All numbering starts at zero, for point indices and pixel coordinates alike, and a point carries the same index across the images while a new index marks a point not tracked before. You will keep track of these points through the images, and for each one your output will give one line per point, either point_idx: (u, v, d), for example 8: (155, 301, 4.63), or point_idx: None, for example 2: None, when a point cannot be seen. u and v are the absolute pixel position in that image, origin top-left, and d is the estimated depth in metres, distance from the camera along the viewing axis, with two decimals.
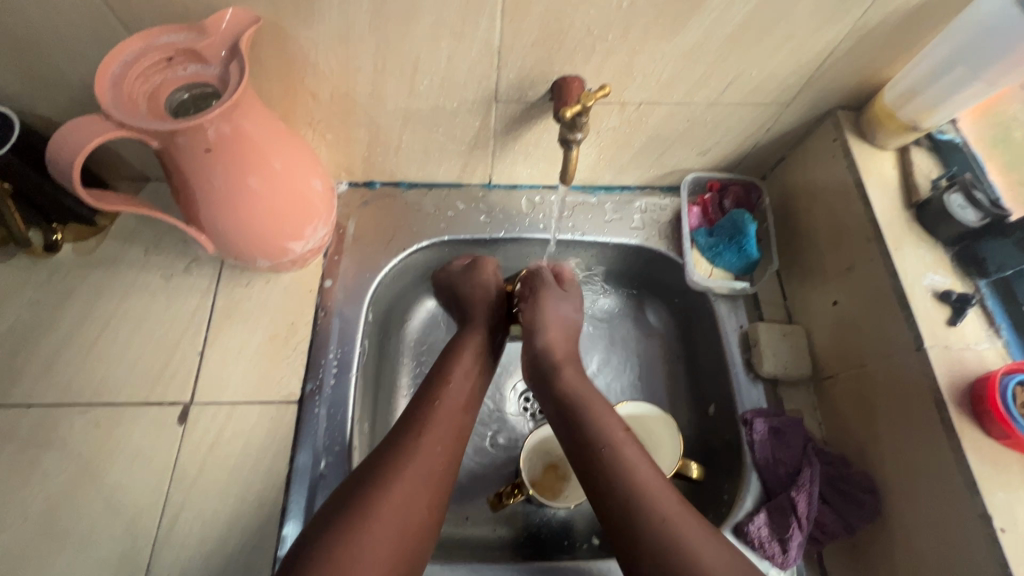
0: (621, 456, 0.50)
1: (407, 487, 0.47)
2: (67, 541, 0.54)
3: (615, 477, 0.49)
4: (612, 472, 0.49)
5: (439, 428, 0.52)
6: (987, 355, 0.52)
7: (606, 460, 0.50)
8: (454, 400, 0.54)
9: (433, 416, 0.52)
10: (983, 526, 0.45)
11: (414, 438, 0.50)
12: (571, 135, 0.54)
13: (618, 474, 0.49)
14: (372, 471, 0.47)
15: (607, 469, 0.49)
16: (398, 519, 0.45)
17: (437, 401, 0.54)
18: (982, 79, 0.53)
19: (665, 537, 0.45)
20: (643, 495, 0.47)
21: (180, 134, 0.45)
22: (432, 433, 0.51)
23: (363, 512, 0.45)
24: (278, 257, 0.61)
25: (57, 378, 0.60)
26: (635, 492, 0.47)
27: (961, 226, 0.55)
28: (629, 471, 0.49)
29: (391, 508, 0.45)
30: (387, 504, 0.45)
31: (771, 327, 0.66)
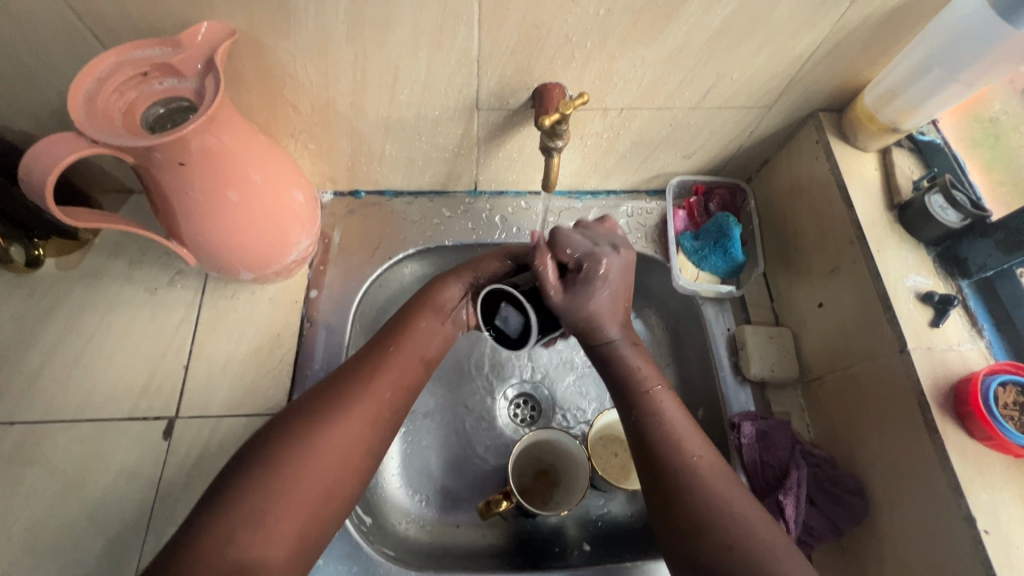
0: (688, 450, 0.47)
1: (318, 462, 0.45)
2: (52, 559, 0.53)
3: (666, 443, 0.48)
4: (671, 439, 0.48)
5: (370, 404, 0.48)
6: (970, 356, 0.52)
7: (674, 433, 0.48)
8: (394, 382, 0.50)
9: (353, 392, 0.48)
10: (968, 528, 0.45)
11: (334, 415, 0.46)
12: (552, 143, 0.54)
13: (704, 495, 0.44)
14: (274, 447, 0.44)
15: (666, 445, 0.47)
16: (306, 497, 0.43)
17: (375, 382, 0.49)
18: (960, 81, 0.53)
19: (737, 524, 0.43)
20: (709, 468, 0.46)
21: (156, 149, 0.44)
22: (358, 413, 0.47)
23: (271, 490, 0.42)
24: (261, 269, 0.61)
25: (40, 394, 0.60)
26: (693, 469, 0.46)
27: (943, 228, 0.55)
28: (691, 444, 0.48)
29: (297, 493, 0.43)
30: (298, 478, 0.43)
31: (757, 329, 0.66)
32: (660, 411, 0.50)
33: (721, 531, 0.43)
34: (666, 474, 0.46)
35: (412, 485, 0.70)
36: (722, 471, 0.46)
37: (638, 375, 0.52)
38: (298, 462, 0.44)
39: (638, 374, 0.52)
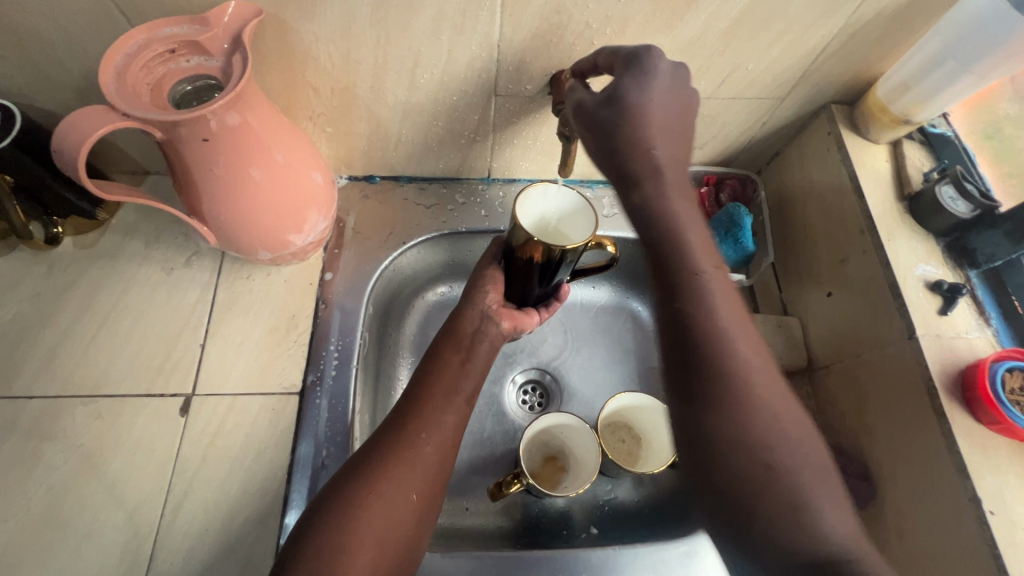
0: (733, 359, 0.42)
1: (377, 518, 0.45)
2: (70, 531, 0.54)
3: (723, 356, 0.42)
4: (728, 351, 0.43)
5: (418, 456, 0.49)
6: (978, 344, 0.53)
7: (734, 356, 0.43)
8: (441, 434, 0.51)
9: (404, 438, 0.49)
10: (973, 509, 0.46)
11: (379, 466, 0.47)
12: (569, 130, 0.56)
13: (736, 408, 0.41)
14: (358, 477, 0.47)
15: (704, 339, 0.42)
16: (388, 518, 0.45)
17: (422, 434, 0.50)
18: (973, 72, 0.54)
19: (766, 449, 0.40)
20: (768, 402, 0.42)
21: (182, 124, 0.45)
22: (405, 466, 0.48)
23: (352, 507, 0.45)
24: (279, 250, 0.62)
25: (59, 369, 0.60)
26: (733, 371, 0.42)
27: (953, 218, 0.56)
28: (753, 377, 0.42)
29: (373, 513, 0.45)
30: (374, 500, 0.45)
31: (766, 318, 0.67)
32: (705, 292, 0.44)
33: (755, 458, 0.40)
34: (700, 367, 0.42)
35: None
36: (768, 395, 0.42)
37: (678, 216, 0.45)
38: (379, 487, 0.46)
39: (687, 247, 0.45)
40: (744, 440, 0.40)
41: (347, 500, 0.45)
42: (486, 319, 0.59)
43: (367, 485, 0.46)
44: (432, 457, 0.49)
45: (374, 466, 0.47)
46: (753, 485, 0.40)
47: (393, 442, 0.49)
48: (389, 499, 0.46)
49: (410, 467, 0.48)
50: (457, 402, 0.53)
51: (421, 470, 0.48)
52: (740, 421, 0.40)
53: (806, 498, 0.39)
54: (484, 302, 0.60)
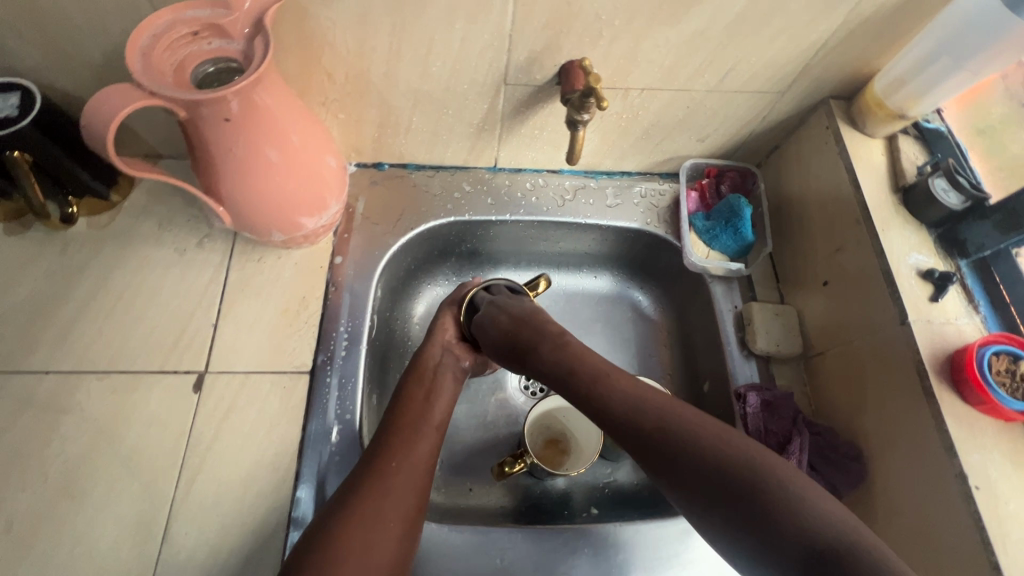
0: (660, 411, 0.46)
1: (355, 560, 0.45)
2: (85, 502, 0.55)
3: (650, 408, 0.46)
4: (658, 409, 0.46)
5: (393, 487, 0.49)
6: (966, 329, 0.55)
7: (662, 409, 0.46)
8: (412, 462, 0.52)
9: (382, 466, 0.50)
10: (959, 484, 0.48)
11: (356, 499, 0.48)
12: (579, 116, 0.56)
13: (697, 450, 0.43)
14: (336, 512, 0.47)
15: (631, 414, 0.46)
16: (367, 555, 0.46)
17: (393, 463, 0.51)
18: (966, 68, 0.56)
19: (746, 471, 0.41)
20: (705, 438, 0.43)
21: (204, 105, 0.46)
22: (380, 498, 0.48)
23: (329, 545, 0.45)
24: (291, 232, 0.63)
25: (75, 345, 0.62)
26: (679, 432, 0.44)
27: (945, 209, 0.58)
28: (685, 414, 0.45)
29: (350, 549, 0.45)
30: (351, 532, 0.46)
31: (764, 306, 0.69)
32: (616, 383, 0.49)
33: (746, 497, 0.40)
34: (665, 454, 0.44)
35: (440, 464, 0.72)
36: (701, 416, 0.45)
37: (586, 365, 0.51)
38: (354, 522, 0.46)
39: (591, 364, 0.51)
40: (721, 476, 0.41)
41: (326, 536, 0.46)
42: (447, 352, 0.64)
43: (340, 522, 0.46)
44: (405, 484, 0.50)
45: (352, 497, 0.48)
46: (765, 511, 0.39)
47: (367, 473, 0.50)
48: (366, 530, 0.46)
49: (387, 499, 0.48)
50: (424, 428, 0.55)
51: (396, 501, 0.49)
52: (663, 423, 0.45)
53: (785, 487, 0.39)
54: (444, 337, 0.64)
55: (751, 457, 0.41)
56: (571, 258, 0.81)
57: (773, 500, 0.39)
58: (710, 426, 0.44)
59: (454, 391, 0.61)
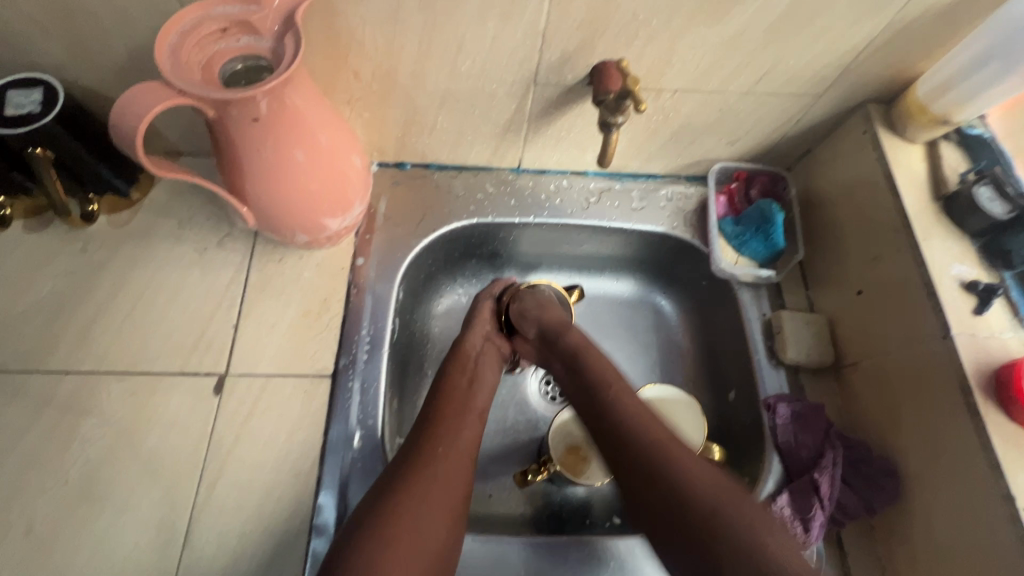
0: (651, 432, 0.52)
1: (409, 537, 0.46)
2: (105, 506, 0.54)
3: (655, 467, 0.49)
4: (655, 457, 0.49)
5: (441, 468, 0.50)
6: (1012, 344, 0.53)
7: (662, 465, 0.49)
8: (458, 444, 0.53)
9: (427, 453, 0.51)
10: (1006, 506, 0.46)
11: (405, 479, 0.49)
12: (613, 118, 0.54)
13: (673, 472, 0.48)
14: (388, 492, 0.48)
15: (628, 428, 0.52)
16: (420, 534, 0.46)
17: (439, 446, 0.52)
18: (1017, 73, 0.53)
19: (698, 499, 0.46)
20: (693, 467, 0.48)
21: (233, 104, 0.45)
22: (428, 477, 0.49)
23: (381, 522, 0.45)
24: (315, 233, 0.62)
25: (95, 345, 0.61)
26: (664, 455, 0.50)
27: (990, 219, 0.56)
28: (675, 466, 0.49)
29: (403, 530, 0.46)
30: (401, 513, 0.46)
31: (794, 315, 0.67)
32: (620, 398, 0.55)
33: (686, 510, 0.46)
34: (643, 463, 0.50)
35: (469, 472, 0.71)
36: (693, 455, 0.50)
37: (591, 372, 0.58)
38: (404, 502, 0.47)
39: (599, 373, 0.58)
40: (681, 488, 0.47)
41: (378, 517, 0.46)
42: (486, 342, 0.65)
43: (390, 505, 0.47)
44: (452, 470, 0.51)
45: (401, 481, 0.48)
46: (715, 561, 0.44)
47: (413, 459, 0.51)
48: (417, 512, 0.47)
49: (435, 479, 0.49)
50: (465, 413, 0.57)
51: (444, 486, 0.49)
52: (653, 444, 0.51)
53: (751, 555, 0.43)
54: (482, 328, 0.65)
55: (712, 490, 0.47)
56: (593, 261, 0.80)
57: (725, 532, 0.44)
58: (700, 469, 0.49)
59: (496, 380, 0.63)
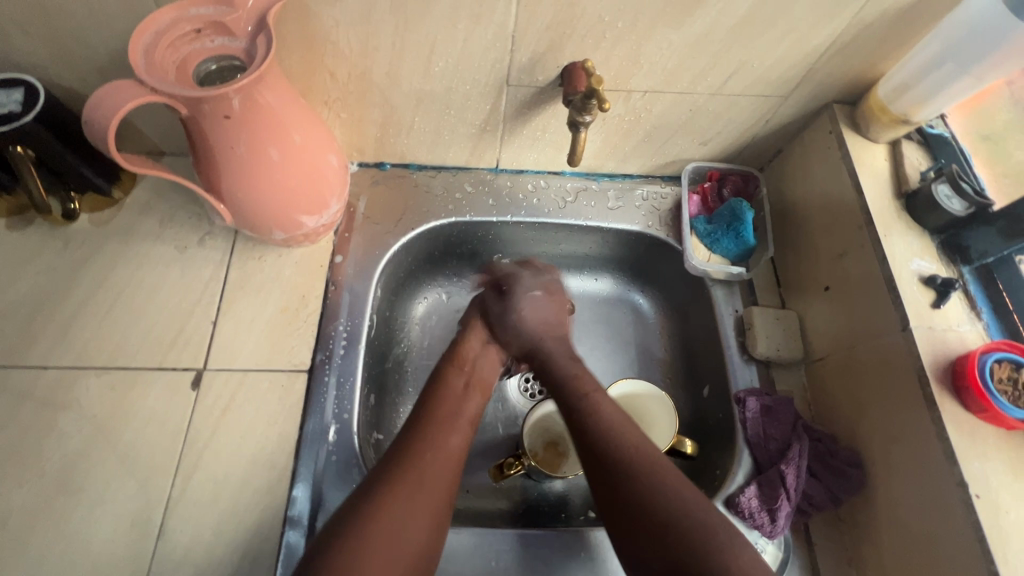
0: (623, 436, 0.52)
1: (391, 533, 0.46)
2: (82, 499, 0.55)
3: (631, 467, 0.49)
4: (633, 477, 0.49)
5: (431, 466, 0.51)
6: (968, 336, 0.54)
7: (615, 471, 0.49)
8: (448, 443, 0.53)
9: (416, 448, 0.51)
10: (960, 492, 0.48)
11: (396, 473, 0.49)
12: (580, 117, 0.56)
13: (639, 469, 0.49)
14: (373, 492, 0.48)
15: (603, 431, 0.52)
16: (405, 529, 0.47)
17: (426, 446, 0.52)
18: (971, 73, 0.55)
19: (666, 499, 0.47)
20: (666, 482, 0.48)
21: (206, 102, 0.46)
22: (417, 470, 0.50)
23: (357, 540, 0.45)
24: (292, 230, 0.63)
25: (74, 341, 0.62)
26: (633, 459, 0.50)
27: (948, 215, 0.57)
28: (634, 484, 0.48)
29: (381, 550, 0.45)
30: (380, 529, 0.46)
31: (765, 311, 0.69)
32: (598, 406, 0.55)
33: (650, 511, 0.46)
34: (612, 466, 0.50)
35: None
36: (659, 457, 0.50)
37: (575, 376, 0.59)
38: (389, 502, 0.47)
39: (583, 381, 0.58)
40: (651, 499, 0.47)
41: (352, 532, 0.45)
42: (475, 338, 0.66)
43: (376, 510, 0.46)
44: (441, 470, 0.51)
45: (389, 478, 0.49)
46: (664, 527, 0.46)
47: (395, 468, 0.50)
48: (397, 527, 0.46)
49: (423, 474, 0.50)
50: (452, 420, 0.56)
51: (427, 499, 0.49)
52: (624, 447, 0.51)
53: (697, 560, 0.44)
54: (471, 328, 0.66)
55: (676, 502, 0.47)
56: (571, 260, 0.81)
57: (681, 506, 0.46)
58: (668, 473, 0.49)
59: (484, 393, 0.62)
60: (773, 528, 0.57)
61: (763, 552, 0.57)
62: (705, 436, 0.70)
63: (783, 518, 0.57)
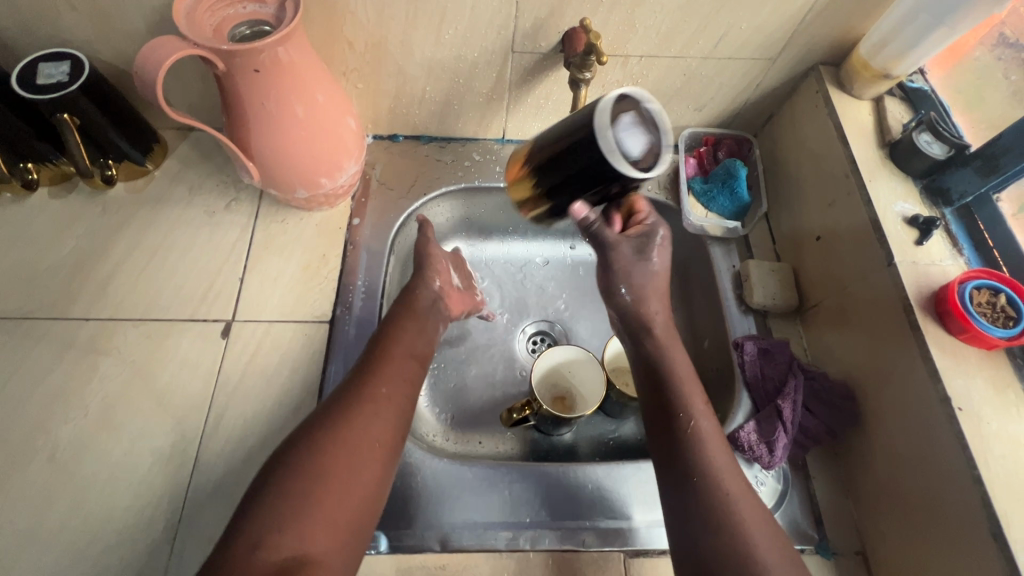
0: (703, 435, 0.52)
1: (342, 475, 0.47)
2: (122, 434, 0.59)
3: (694, 456, 0.50)
4: (701, 476, 0.49)
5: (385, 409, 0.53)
6: (951, 270, 0.58)
7: (698, 472, 0.49)
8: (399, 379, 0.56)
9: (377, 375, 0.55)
10: (944, 407, 0.51)
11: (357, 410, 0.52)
12: (580, 74, 0.60)
13: (699, 454, 0.50)
14: (327, 429, 0.50)
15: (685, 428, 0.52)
16: (352, 467, 0.48)
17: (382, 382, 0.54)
18: (944, 26, 0.59)
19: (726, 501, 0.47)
20: (719, 472, 0.49)
21: (240, 56, 0.51)
22: (375, 411, 0.52)
23: (315, 475, 0.46)
24: (314, 189, 0.67)
25: (114, 295, 0.66)
26: (703, 458, 0.50)
27: (929, 159, 0.61)
28: (717, 487, 0.48)
29: (335, 495, 0.46)
30: (330, 481, 0.46)
31: (760, 264, 0.72)
32: (692, 409, 0.53)
33: (700, 497, 0.48)
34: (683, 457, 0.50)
35: (438, 403, 0.75)
36: (727, 454, 0.51)
37: (672, 364, 0.56)
38: (343, 442, 0.49)
39: (685, 391, 0.54)
40: (705, 481, 0.49)
41: (302, 474, 0.46)
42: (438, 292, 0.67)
43: (332, 441, 0.48)
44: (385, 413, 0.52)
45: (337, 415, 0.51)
46: (709, 514, 0.47)
47: (351, 408, 0.52)
48: (346, 467, 0.48)
49: (377, 409, 0.52)
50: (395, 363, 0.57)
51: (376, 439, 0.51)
52: (693, 441, 0.51)
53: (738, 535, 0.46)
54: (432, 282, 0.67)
55: (732, 502, 0.48)
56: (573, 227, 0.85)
57: (718, 503, 0.47)
58: (730, 471, 0.50)
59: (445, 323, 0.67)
60: (771, 459, 0.59)
61: (763, 484, 0.60)
62: (706, 384, 0.73)
63: (781, 449, 0.59)
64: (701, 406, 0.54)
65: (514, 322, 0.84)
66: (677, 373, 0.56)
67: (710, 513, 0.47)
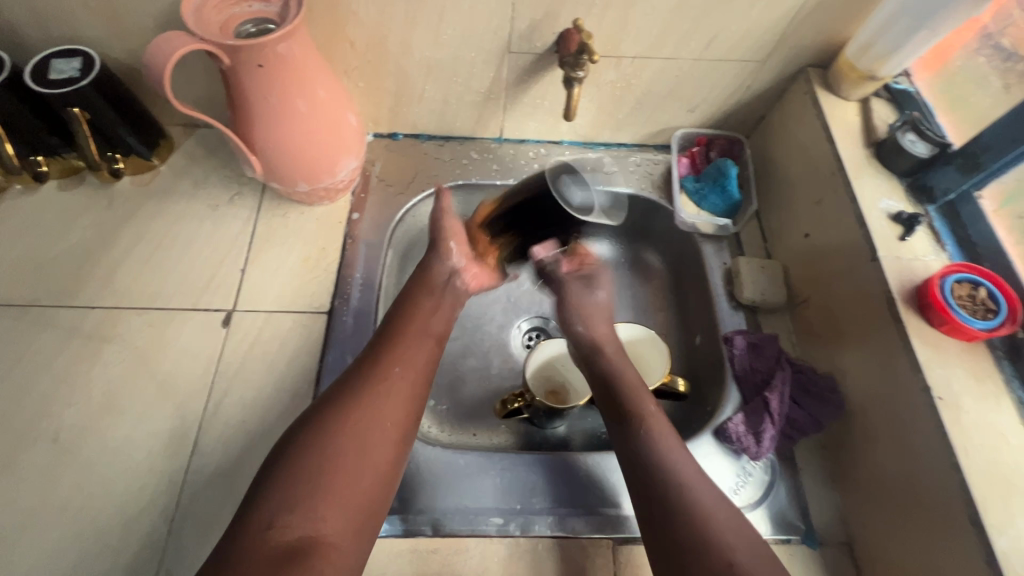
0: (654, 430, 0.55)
1: (348, 458, 0.48)
2: (124, 418, 0.61)
3: (646, 450, 0.53)
4: (654, 469, 0.52)
5: (396, 393, 0.53)
6: (934, 265, 0.59)
7: (655, 463, 0.52)
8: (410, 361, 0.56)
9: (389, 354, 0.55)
10: (925, 396, 0.52)
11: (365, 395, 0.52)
12: (574, 73, 0.63)
13: (652, 449, 0.53)
14: (334, 416, 0.50)
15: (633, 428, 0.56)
16: (355, 449, 0.49)
17: (394, 363, 0.55)
18: (927, 28, 0.61)
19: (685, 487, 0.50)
20: (675, 463, 0.52)
21: (245, 50, 0.53)
22: (383, 394, 0.52)
23: (329, 468, 0.47)
24: (315, 182, 0.69)
25: (118, 285, 0.68)
26: (657, 450, 0.53)
27: (913, 158, 0.63)
28: (670, 475, 0.51)
29: (344, 484, 0.47)
30: (337, 467, 0.47)
31: (750, 261, 0.73)
32: (645, 410, 0.57)
33: (657, 487, 0.50)
34: (638, 456, 0.53)
35: (435, 397, 0.76)
36: (681, 447, 0.54)
37: (624, 375, 0.61)
38: (349, 423, 0.50)
39: (634, 395, 0.58)
40: (662, 472, 0.51)
41: (313, 463, 0.47)
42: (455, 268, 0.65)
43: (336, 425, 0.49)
44: (400, 395, 0.53)
45: (346, 400, 0.51)
46: (669, 504, 0.49)
47: (361, 390, 0.52)
48: (351, 449, 0.49)
49: (389, 394, 0.52)
50: (412, 342, 0.57)
51: (383, 423, 0.51)
52: (649, 438, 0.54)
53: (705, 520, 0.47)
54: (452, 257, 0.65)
55: (687, 486, 0.50)
56: None
57: (674, 487, 0.50)
58: (686, 462, 0.53)
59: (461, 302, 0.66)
60: (759, 449, 0.60)
61: (751, 475, 0.61)
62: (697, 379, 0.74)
63: (768, 440, 0.60)
64: (652, 408, 0.58)
65: (510, 318, 0.85)
66: (630, 381, 0.60)
67: (669, 500, 0.49)
